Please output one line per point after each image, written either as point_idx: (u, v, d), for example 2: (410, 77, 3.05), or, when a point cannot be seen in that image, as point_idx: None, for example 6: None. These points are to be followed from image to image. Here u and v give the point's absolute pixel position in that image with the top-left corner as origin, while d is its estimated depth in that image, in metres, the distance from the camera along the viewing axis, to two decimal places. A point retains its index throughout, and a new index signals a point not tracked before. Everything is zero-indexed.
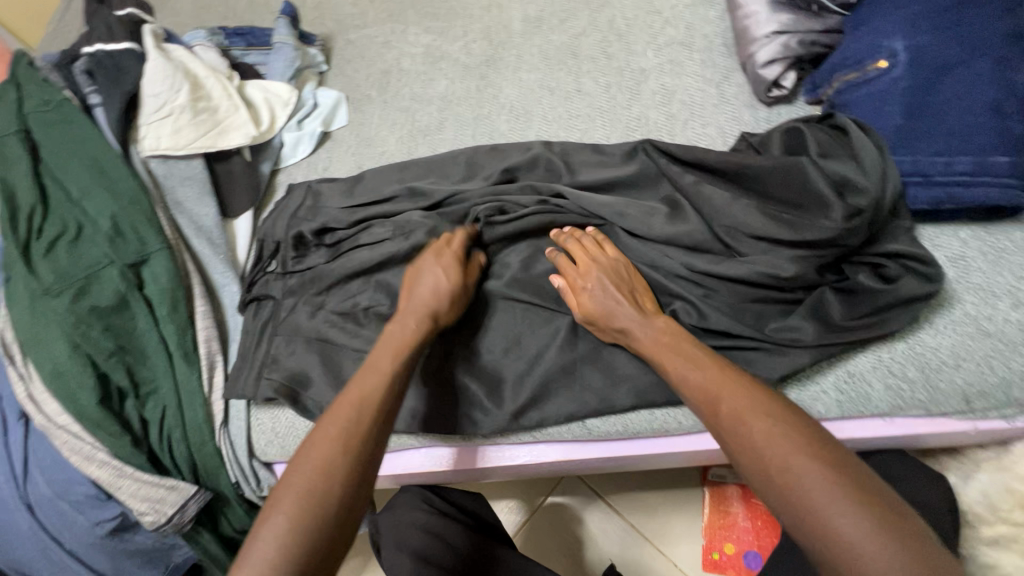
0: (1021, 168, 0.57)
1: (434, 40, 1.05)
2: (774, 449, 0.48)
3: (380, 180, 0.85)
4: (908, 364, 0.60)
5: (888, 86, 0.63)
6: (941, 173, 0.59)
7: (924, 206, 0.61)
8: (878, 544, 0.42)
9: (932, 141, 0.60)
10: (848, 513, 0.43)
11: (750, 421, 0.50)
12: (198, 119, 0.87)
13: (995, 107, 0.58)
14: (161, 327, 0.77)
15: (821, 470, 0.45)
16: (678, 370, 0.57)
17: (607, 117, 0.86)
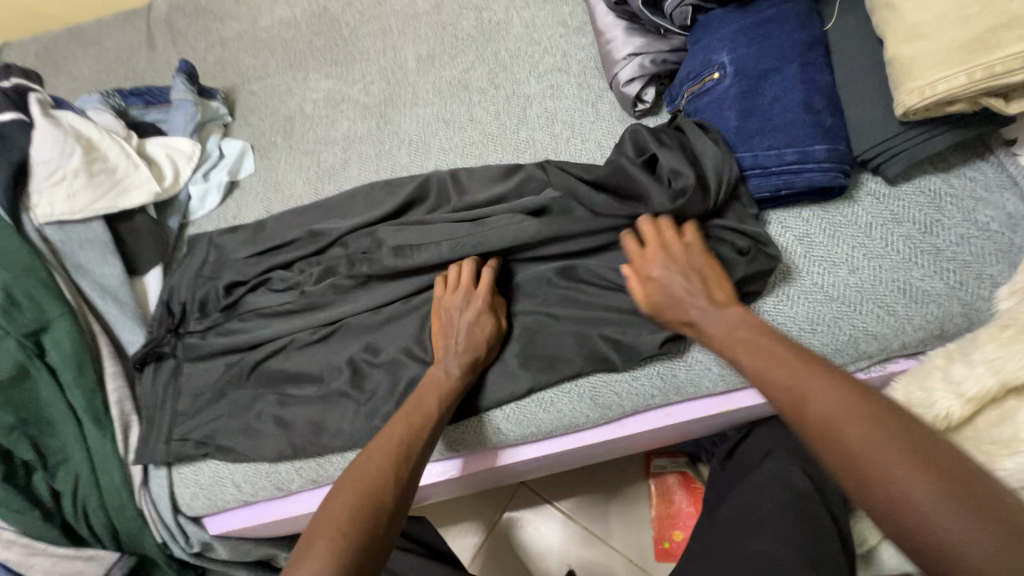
0: (836, 154, 0.66)
1: (334, 84, 1.10)
2: (827, 407, 0.46)
3: (281, 227, 0.90)
4: None
5: (722, 95, 0.72)
6: (776, 164, 0.68)
7: (767, 193, 0.69)
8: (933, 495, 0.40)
9: (764, 137, 0.68)
10: (954, 519, 0.39)
11: (802, 387, 0.49)
12: (95, 181, 0.86)
13: (806, 104, 0.67)
14: (68, 393, 0.76)
15: (880, 424, 0.44)
16: (751, 361, 0.55)
17: (498, 141, 0.92)
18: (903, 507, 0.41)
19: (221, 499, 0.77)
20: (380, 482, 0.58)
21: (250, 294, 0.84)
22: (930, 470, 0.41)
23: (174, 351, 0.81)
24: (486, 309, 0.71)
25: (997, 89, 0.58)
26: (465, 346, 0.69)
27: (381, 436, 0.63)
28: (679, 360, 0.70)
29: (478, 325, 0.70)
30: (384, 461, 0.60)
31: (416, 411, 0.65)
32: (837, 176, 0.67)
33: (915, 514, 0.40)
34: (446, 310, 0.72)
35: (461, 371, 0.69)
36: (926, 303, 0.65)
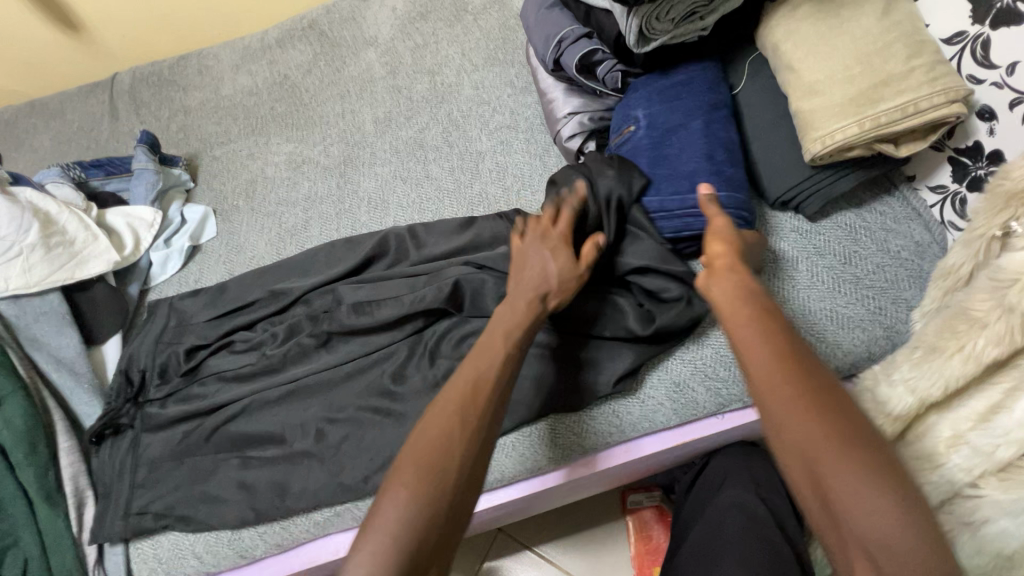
0: (733, 201, 0.72)
1: (296, 147, 1.14)
2: (798, 425, 0.46)
3: (243, 288, 0.91)
4: (719, 366, 0.72)
5: (638, 145, 0.79)
6: (680, 208, 0.73)
7: (671, 233, 0.75)
8: (888, 518, 0.41)
9: (672, 183, 0.74)
10: (868, 509, 0.41)
11: (784, 395, 0.47)
12: (53, 255, 0.87)
13: (709, 154, 0.74)
14: (19, 472, 0.74)
15: (856, 460, 0.43)
16: (739, 333, 0.53)
17: (453, 196, 0.97)
18: (848, 525, 0.42)
19: (182, 572, 0.74)
20: (444, 441, 0.53)
21: (212, 357, 0.84)
22: (861, 462, 0.43)
23: (133, 421, 0.80)
24: (563, 245, 0.70)
25: (886, 136, 0.65)
26: (553, 287, 0.67)
27: (443, 389, 0.58)
28: (633, 397, 0.73)
29: (556, 264, 0.68)
30: (446, 419, 0.55)
31: (485, 356, 0.60)
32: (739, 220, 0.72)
33: (856, 536, 0.41)
34: (524, 248, 0.70)
35: (529, 305, 0.65)
36: (853, 328, 0.70)
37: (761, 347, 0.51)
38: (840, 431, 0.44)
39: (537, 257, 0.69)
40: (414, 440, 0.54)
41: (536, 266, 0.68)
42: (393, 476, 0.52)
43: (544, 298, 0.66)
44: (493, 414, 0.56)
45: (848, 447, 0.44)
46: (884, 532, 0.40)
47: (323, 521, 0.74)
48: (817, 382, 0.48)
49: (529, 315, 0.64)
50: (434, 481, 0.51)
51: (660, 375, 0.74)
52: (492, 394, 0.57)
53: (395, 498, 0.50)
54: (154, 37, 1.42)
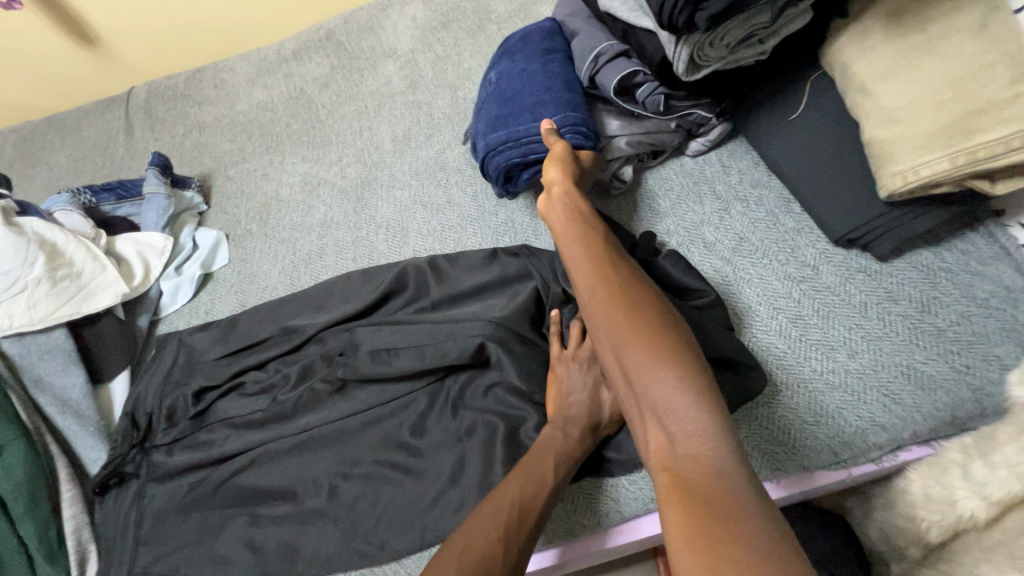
0: (569, 120, 0.76)
1: (311, 167, 1.09)
2: (613, 336, 0.54)
3: (255, 323, 0.86)
4: (777, 428, 0.63)
5: (488, 100, 0.86)
6: (524, 137, 0.78)
7: (515, 159, 0.79)
8: (681, 405, 0.47)
9: (515, 120, 0.80)
10: (661, 384, 0.48)
11: (600, 308, 0.56)
12: (59, 289, 0.83)
13: (548, 87, 0.80)
14: (18, 527, 0.70)
15: (646, 349, 0.50)
16: (573, 259, 0.63)
17: (477, 224, 0.90)
18: (646, 403, 0.49)
19: None
20: (489, 562, 0.52)
21: (221, 400, 0.79)
22: (649, 349, 0.50)
23: (139, 470, 0.76)
24: None
25: (981, 172, 0.56)
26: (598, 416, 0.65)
27: (489, 505, 0.57)
28: None
29: (608, 394, 0.67)
30: (491, 538, 0.54)
31: (532, 479, 0.59)
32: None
33: (657, 410, 0.48)
34: (565, 374, 0.68)
35: (580, 436, 0.63)
36: (932, 388, 0.61)
37: (637, 341, 0.51)
38: (638, 327, 0.52)
39: (579, 385, 0.66)
40: (454, 556, 0.53)
41: (581, 397, 0.65)
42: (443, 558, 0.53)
43: (597, 427, 0.65)
44: (535, 527, 0.56)
45: (643, 340, 0.51)
46: (675, 403, 0.47)
47: None
48: (622, 291, 0.56)
49: (584, 442, 0.63)
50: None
51: None
52: (537, 497, 0.58)
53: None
54: (169, 52, 1.39)
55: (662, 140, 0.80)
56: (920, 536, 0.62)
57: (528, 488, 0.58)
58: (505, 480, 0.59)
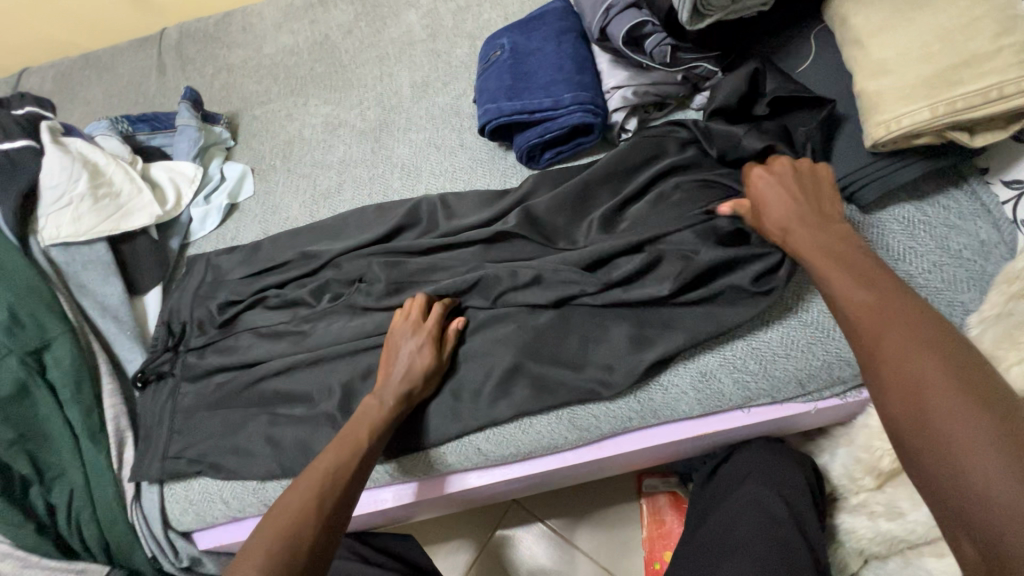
0: (580, 99, 0.83)
1: (332, 109, 1.14)
2: (907, 368, 0.46)
3: (277, 248, 0.94)
4: (749, 359, 0.69)
5: (501, 64, 0.90)
6: (538, 110, 0.84)
7: (535, 139, 0.85)
8: (997, 467, 0.39)
9: (530, 94, 0.85)
10: (976, 435, 0.40)
11: (891, 335, 0.48)
12: (99, 206, 0.90)
13: (561, 67, 0.86)
14: (66, 410, 0.79)
15: (961, 394, 0.43)
16: (831, 280, 0.55)
17: (486, 166, 0.95)
18: (950, 454, 0.41)
19: (211, 514, 0.78)
20: (303, 513, 0.60)
21: (244, 313, 0.87)
22: (966, 395, 0.42)
23: (171, 369, 0.84)
24: (434, 341, 0.72)
25: (962, 124, 0.59)
26: (409, 380, 0.71)
27: (341, 440, 0.67)
28: (657, 384, 0.71)
29: (420, 360, 0.71)
30: (305, 496, 0.61)
31: (346, 445, 0.66)
32: (588, 115, 0.83)
33: (957, 468, 0.40)
34: (397, 344, 0.73)
35: (395, 403, 0.70)
36: None
37: (934, 371, 0.44)
38: (946, 362, 0.45)
39: (404, 351, 0.72)
40: (281, 509, 0.60)
41: (403, 363, 0.72)
42: (299, 482, 0.63)
43: (411, 394, 0.71)
44: (351, 481, 0.64)
45: (958, 382, 0.43)
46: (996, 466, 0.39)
47: None
48: (943, 326, 0.48)
49: (397, 406, 0.70)
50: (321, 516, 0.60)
51: (687, 363, 0.71)
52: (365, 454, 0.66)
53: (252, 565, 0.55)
54: None
55: (668, 92, 0.84)
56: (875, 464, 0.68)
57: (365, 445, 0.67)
58: (325, 450, 0.67)
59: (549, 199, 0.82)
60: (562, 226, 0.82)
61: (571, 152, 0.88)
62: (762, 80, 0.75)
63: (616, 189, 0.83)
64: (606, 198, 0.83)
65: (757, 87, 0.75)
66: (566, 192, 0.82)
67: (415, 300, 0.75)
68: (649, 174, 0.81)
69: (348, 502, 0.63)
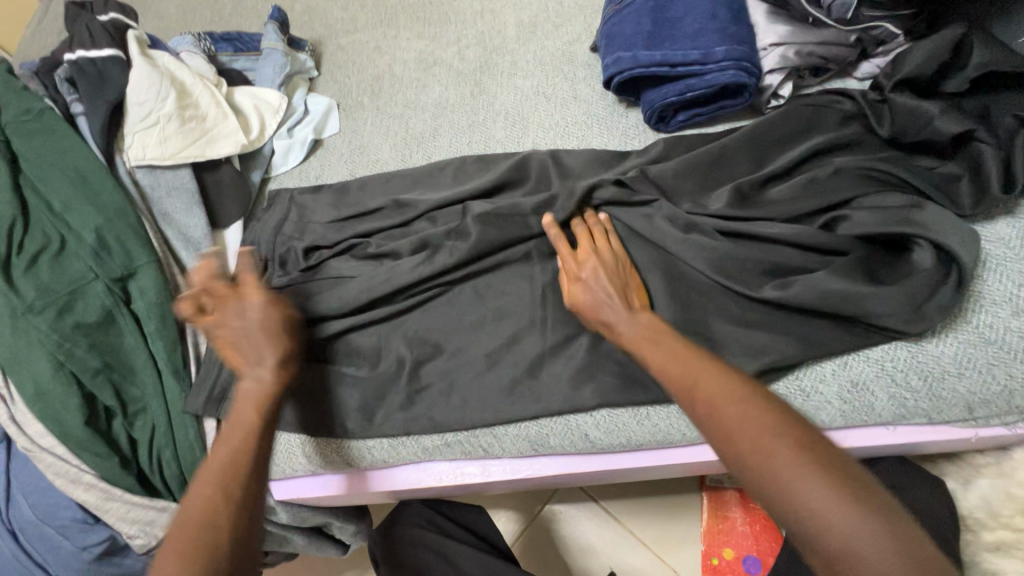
0: (734, 54, 0.72)
1: (427, 45, 1.04)
2: (767, 457, 0.48)
3: (367, 193, 0.87)
4: (911, 373, 0.61)
5: (638, 7, 0.79)
6: (682, 63, 0.74)
7: (673, 97, 0.75)
8: (869, 538, 0.43)
9: (674, 44, 0.75)
10: (836, 510, 0.45)
11: (743, 423, 0.51)
12: (186, 128, 0.84)
13: (712, 15, 0.75)
14: (150, 343, 0.75)
15: (814, 469, 0.47)
16: (657, 362, 0.58)
17: (604, 124, 0.85)
18: (828, 538, 0.44)
19: (291, 466, 0.75)
20: (208, 513, 0.55)
21: (333, 260, 0.81)
22: (814, 468, 0.47)
23: None
24: (270, 306, 0.69)
25: None
26: (263, 340, 0.66)
27: (217, 463, 0.59)
28: (798, 389, 0.63)
29: (261, 321, 0.67)
30: (209, 497, 0.56)
31: (237, 436, 0.61)
32: (741, 73, 0.72)
33: (832, 545, 0.44)
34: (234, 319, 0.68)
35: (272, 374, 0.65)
36: None
37: (786, 456, 0.48)
38: (793, 440, 0.49)
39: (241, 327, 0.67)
40: (189, 510, 0.55)
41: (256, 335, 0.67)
42: (187, 507, 0.56)
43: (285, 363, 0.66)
44: (255, 482, 0.58)
45: (808, 457, 0.48)
46: (867, 537, 0.43)
47: (433, 448, 0.72)
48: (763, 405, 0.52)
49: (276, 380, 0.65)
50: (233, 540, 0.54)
51: (835, 369, 0.63)
52: (243, 453, 0.59)
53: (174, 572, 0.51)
54: None
55: (836, 54, 0.72)
56: None
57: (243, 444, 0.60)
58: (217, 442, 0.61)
59: (679, 162, 0.73)
60: (689, 191, 0.72)
61: (709, 114, 0.77)
62: (967, 51, 0.64)
63: (762, 160, 0.72)
64: (744, 168, 0.72)
65: (959, 58, 0.64)
66: (701, 155, 0.73)
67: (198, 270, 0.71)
68: (802, 147, 0.70)
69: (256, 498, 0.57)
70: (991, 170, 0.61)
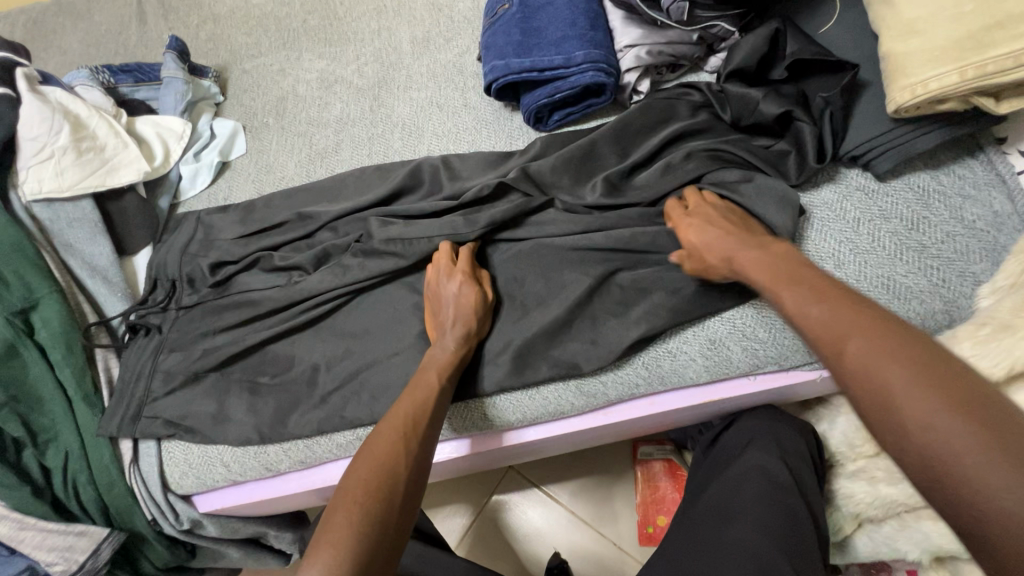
0: (592, 57, 0.79)
1: (328, 65, 1.08)
2: (868, 354, 0.42)
3: (272, 209, 0.90)
4: (759, 326, 0.69)
5: (509, 19, 0.86)
6: (549, 68, 0.81)
7: (544, 98, 0.82)
8: (978, 448, 0.36)
9: (540, 51, 0.82)
10: (933, 410, 0.38)
11: (847, 325, 0.44)
12: (84, 159, 0.85)
13: (572, 23, 0.82)
14: (58, 371, 0.77)
15: (918, 373, 0.40)
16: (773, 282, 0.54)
17: (492, 128, 0.91)
18: (923, 441, 0.38)
19: (210, 478, 0.78)
20: (392, 458, 0.59)
21: (240, 275, 0.84)
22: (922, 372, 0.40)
23: (162, 326, 0.82)
24: (467, 277, 0.72)
25: (987, 89, 0.58)
26: (458, 319, 0.70)
27: (377, 433, 0.62)
28: (665, 351, 0.71)
29: (458, 297, 0.70)
30: (384, 457, 0.59)
31: (413, 397, 0.65)
32: (600, 74, 0.80)
33: (930, 448, 0.37)
34: (436, 296, 0.73)
35: (455, 345, 0.69)
36: (910, 299, 0.66)
37: (892, 360, 0.41)
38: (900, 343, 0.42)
39: (443, 307, 0.71)
40: (354, 482, 0.57)
41: (449, 312, 0.71)
42: (349, 481, 0.58)
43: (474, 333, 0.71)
44: (427, 433, 0.63)
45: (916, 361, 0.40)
46: (964, 441, 0.36)
47: (345, 444, 0.76)
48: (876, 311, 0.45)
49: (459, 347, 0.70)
50: (377, 502, 0.56)
51: (696, 330, 0.70)
52: (420, 413, 0.64)
53: (348, 516, 0.54)
54: None
55: (682, 52, 0.81)
56: None
57: (423, 399, 0.65)
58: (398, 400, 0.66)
59: (554, 159, 0.79)
60: (566, 185, 0.79)
61: (580, 113, 0.85)
62: (783, 44, 0.74)
63: (625, 152, 0.80)
64: (611, 159, 0.80)
65: (777, 49, 0.74)
66: (573, 151, 0.79)
67: (442, 248, 0.74)
68: (660, 137, 0.78)
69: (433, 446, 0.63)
70: (808, 145, 0.70)
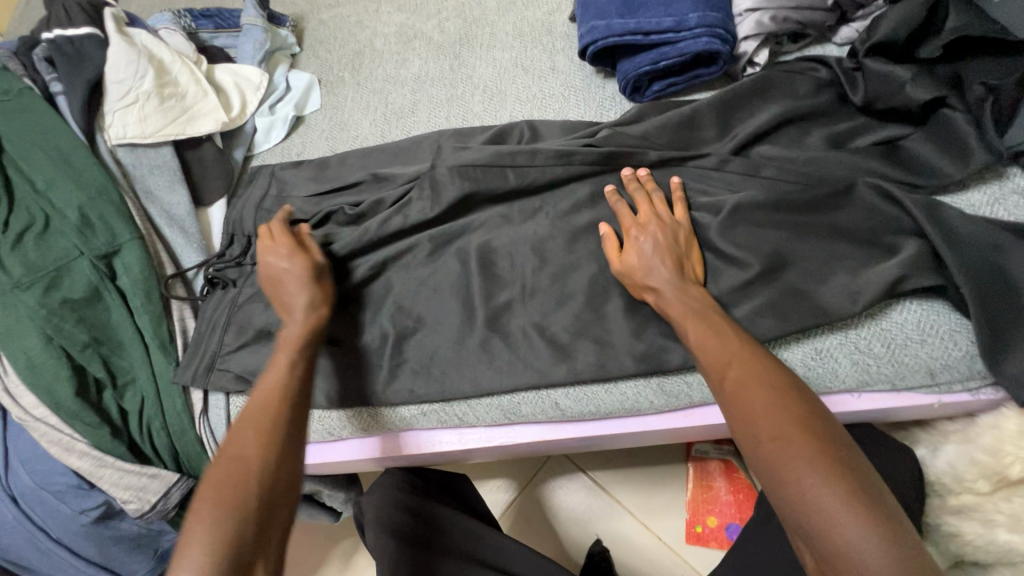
0: (708, 21, 0.71)
1: (408, 18, 1.03)
2: (783, 439, 0.48)
3: (346, 167, 0.88)
4: (875, 340, 0.62)
5: None
6: (656, 31, 0.73)
7: (647, 66, 0.74)
8: (860, 540, 0.43)
9: (648, 11, 0.74)
10: (840, 503, 0.44)
11: (744, 387, 0.52)
12: (165, 106, 0.85)
13: None
14: (136, 317, 0.78)
15: (816, 451, 0.47)
16: (700, 338, 0.57)
17: (580, 96, 0.85)
18: (816, 522, 0.45)
19: None
20: (258, 441, 0.56)
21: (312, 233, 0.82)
22: (829, 460, 0.47)
23: (234, 280, 0.82)
24: (297, 246, 0.72)
25: None
26: (301, 284, 0.69)
27: (247, 411, 0.59)
28: None
29: (295, 265, 0.70)
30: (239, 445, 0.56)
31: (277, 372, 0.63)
32: (715, 40, 0.72)
33: (823, 528, 0.44)
34: (272, 263, 0.71)
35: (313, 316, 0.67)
36: None
37: (799, 440, 0.48)
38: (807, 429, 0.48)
39: (292, 278, 0.69)
40: (218, 466, 0.55)
41: (295, 286, 0.69)
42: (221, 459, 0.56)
43: (317, 311, 0.68)
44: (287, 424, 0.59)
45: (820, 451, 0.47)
46: (858, 534, 0.43)
47: (409, 417, 0.74)
48: (769, 384, 0.52)
49: (307, 322, 0.67)
50: (243, 492, 0.52)
51: (801, 337, 0.63)
52: (279, 394, 0.61)
53: (201, 511, 0.51)
54: None
55: (813, 19, 0.71)
56: (999, 470, 0.63)
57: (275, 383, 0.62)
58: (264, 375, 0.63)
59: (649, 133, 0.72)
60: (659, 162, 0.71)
61: (684, 83, 0.76)
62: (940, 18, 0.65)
63: (729, 130, 0.72)
64: (713, 136, 0.72)
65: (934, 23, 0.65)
66: (671, 119, 0.72)
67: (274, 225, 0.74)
68: (773, 114, 0.69)
69: (288, 429, 0.59)
70: (967, 137, 0.61)
